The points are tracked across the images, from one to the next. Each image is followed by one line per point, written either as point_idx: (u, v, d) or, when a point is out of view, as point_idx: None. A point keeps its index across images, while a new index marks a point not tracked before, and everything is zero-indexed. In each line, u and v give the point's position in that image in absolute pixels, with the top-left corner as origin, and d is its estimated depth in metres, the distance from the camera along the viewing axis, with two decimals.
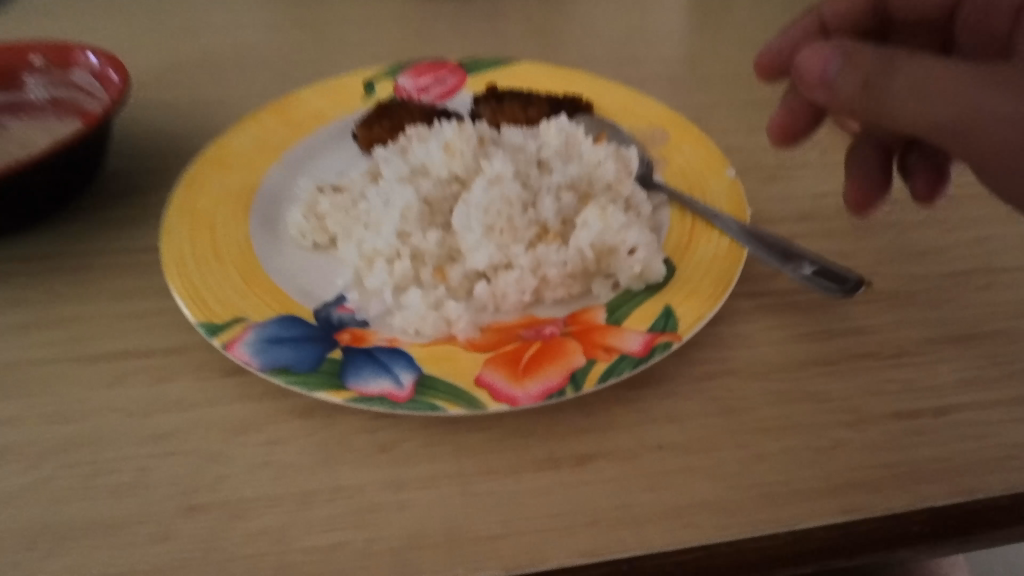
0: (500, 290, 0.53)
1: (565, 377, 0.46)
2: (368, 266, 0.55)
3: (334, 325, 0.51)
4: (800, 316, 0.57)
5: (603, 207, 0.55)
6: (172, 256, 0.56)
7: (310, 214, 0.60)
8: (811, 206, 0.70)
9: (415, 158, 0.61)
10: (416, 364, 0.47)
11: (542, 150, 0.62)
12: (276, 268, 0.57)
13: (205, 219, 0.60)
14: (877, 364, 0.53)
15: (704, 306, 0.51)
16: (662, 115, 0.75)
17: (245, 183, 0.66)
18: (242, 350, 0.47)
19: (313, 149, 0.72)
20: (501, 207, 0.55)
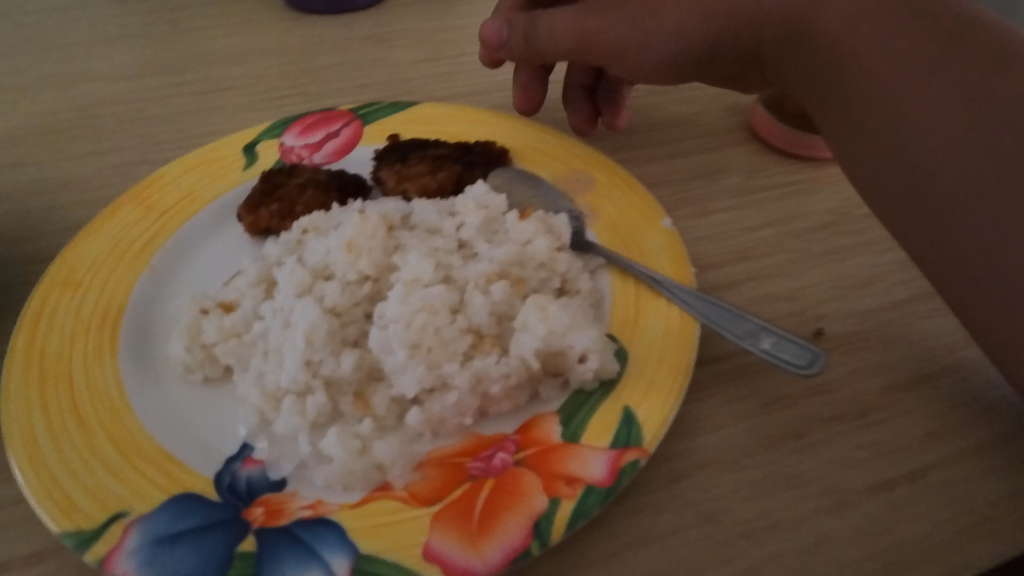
0: (436, 415, 0.46)
1: (528, 531, 0.39)
2: (274, 406, 0.47)
3: (242, 498, 0.42)
4: (760, 382, 0.53)
5: (545, 305, 0.48)
6: (16, 430, 0.44)
7: (193, 344, 0.50)
8: (747, 242, 0.67)
9: (314, 258, 0.53)
10: (349, 539, 0.39)
11: (461, 231, 0.55)
12: (156, 417, 0.47)
13: (59, 365, 0.49)
14: (843, 428, 0.51)
15: (664, 404, 0.46)
16: (585, 158, 0.69)
17: (106, 304, 0.54)
18: (126, 565, 0.37)
19: (189, 245, 0.61)
20: (425, 317, 0.47)
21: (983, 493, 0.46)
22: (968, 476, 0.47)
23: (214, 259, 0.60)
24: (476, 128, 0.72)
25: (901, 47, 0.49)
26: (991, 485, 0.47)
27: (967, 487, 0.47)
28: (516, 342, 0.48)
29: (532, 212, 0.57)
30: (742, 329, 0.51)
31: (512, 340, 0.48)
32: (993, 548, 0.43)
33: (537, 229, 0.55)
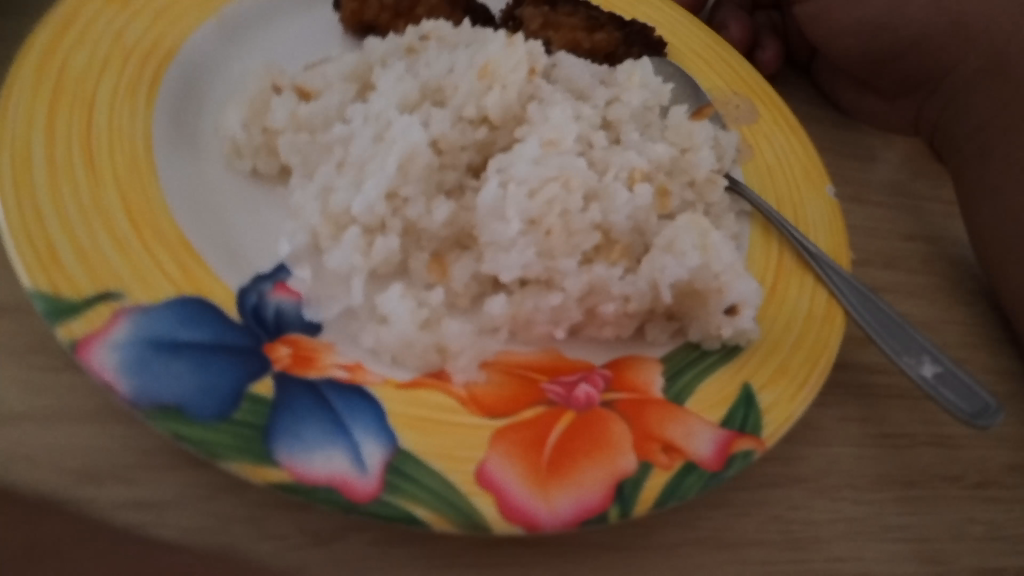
0: (524, 313, 0.37)
1: (608, 491, 0.31)
2: (333, 234, 0.37)
3: (267, 328, 0.33)
4: (883, 409, 0.44)
5: (707, 230, 0.39)
6: (9, 144, 0.33)
7: (253, 124, 0.39)
8: (902, 247, 0.56)
9: (429, 72, 0.41)
10: (388, 425, 0.30)
11: (612, 107, 0.43)
12: (185, 198, 0.36)
13: (80, 85, 0.37)
14: (963, 494, 0.42)
15: (796, 396, 0.37)
16: (755, 84, 0.56)
17: (154, 36, 0.42)
18: (105, 359, 0.28)
19: (272, 6, 0.48)
20: (556, 189, 0.38)
21: None
22: None
23: (297, 37, 0.48)
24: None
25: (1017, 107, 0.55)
26: None
27: None
28: (655, 261, 0.38)
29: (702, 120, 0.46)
30: (901, 343, 0.41)
31: (647, 257, 0.38)
32: None
33: (705, 139, 0.44)
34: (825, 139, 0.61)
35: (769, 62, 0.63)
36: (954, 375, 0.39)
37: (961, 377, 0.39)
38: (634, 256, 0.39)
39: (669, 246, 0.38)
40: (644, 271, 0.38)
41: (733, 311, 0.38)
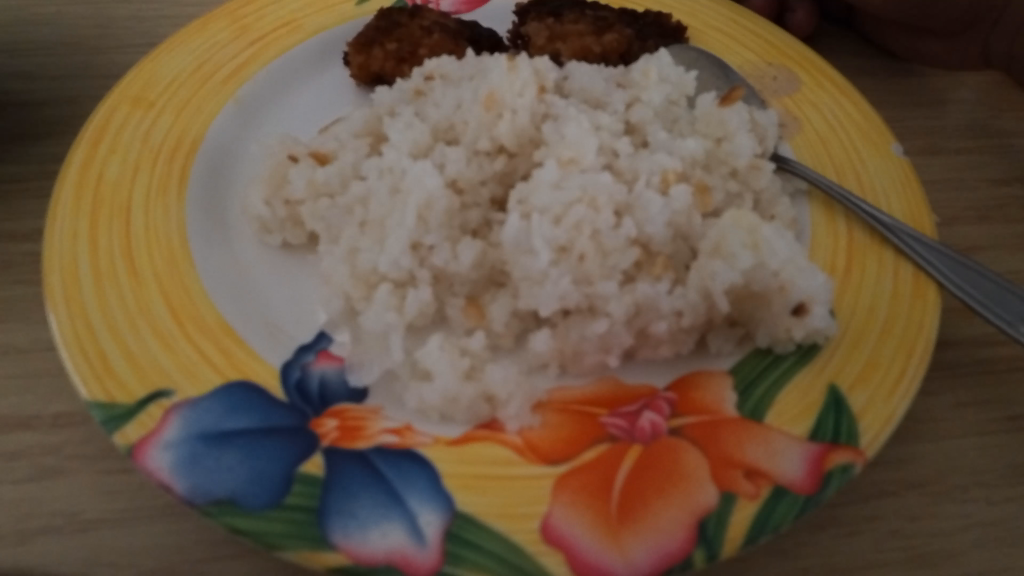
0: (572, 345, 0.35)
1: (689, 530, 0.28)
2: (365, 294, 0.37)
3: (312, 402, 0.32)
4: (1003, 389, 0.38)
5: (755, 223, 0.35)
6: (57, 263, 0.35)
7: (276, 198, 0.40)
8: (995, 197, 0.49)
9: (438, 113, 0.40)
10: (443, 490, 0.29)
11: (632, 110, 0.41)
12: (222, 282, 0.37)
13: (116, 194, 0.39)
14: None
15: (894, 394, 0.32)
16: (789, 51, 0.52)
17: (179, 132, 0.43)
18: (159, 460, 0.28)
19: (286, 78, 0.49)
20: (582, 211, 0.35)
21: None
22: None
23: (314, 102, 0.49)
24: None
25: None
26: None
27: None
28: (704, 268, 0.35)
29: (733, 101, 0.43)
30: (1009, 308, 0.36)
31: (695, 264, 0.35)
32: None
33: (741, 123, 0.41)
34: (880, 93, 0.55)
35: (801, 23, 0.59)
36: None
37: None
38: (677, 263, 0.37)
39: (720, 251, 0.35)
40: (694, 280, 0.35)
41: (802, 311, 0.34)
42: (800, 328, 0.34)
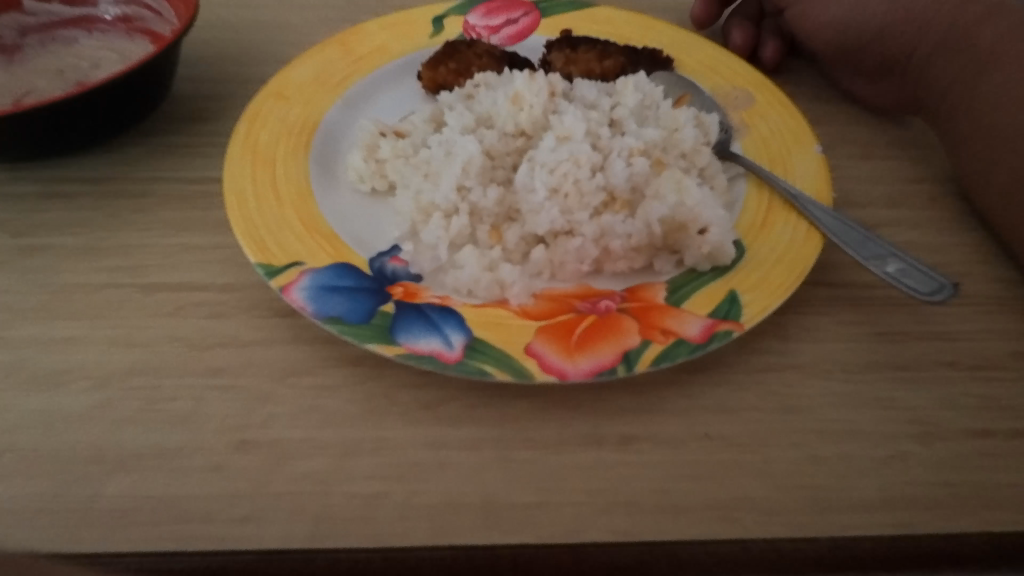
0: (558, 257, 0.52)
1: (618, 355, 0.44)
2: (424, 219, 0.55)
3: (387, 279, 0.50)
4: (874, 313, 0.53)
5: (680, 180, 0.53)
6: (232, 189, 0.55)
7: (369, 158, 0.59)
8: (906, 190, 0.63)
9: (481, 107, 0.60)
10: (467, 326, 0.46)
11: (615, 110, 0.58)
12: (333, 209, 0.56)
13: (266, 151, 0.59)
14: (953, 374, 0.49)
15: (773, 295, 0.48)
16: (748, 78, 0.69)
17: (305, 118, 0.64)
18: (298, 295, 0.47)
19: (376, 85, 0.69)
20: (569, 166, 0.53)
21: None
22: None
23: (395, 102, 0.69)
24: (645, 35, 0.75)
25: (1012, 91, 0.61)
26: None
27: None
28: (646, 206, 0.52)
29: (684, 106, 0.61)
30: (869, 251, 0.52)
31: (643, 206, 0.53)
32: None
33: (689, 120, 0.58)
34: (825, 114, 0.72)
35: (772, 57, 0.76)
36: (912, 266, 0.50)
37: (917, 267, 0.49)
38: (633, 207, 0.54)
39: (653, 193, 0.53)
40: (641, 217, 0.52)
41: (703, 233, 0.50)
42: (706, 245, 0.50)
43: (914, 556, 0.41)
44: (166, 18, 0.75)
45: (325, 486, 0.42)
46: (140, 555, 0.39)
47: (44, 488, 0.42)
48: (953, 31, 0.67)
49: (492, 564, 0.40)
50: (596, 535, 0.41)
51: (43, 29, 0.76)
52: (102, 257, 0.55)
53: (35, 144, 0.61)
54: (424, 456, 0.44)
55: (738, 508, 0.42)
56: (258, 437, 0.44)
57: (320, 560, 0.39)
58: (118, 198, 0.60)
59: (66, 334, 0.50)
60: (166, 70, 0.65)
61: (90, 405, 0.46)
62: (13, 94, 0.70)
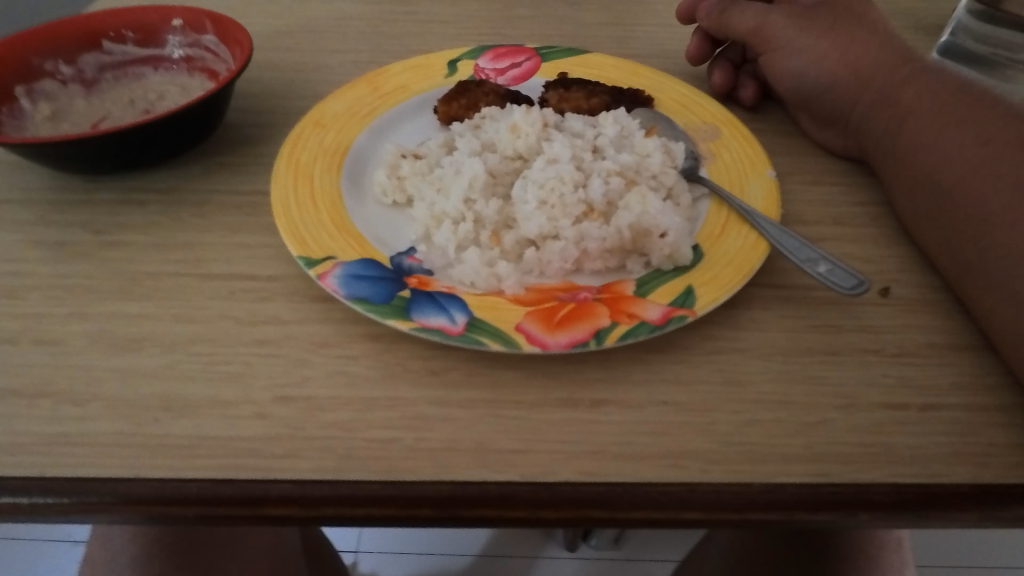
0: (546, 257, 0.62)
1: (590, 332, 0.54)
2: (436, 224, 0.66)
3: (404, 271, 0.61)
4: (813, 309, 0.62)
5: (646, 195, 0.65)
6: (277, 197, 0.67)
7: (392, 175, 0.70)
8: (849, 211, 0.74)
9: (487, 135, 0.74)
10: (469, 308, 0.57)
11: (597, 139, 0.73)
12: (360, 216, 0.67)
13: (306, 168, 0.71)
14: (876, 359, 0.59)
15: (721, 288, 0.58)
16: (717, 115, 0.80)
17: (339, 142, 0.76)
18: (332, 281, 0.58)
19: (398, 115, 0.82)
20: (556, 183, 0.66)
21: (984, 437, 0.53)
22: (976, 422, 0.54)
23: (414, 131, 0.82)
24: (631, 76, 0.88)
25: (936, 142, 0.69)
26: (995, 433, 0.53)
27: (971, 428, 0.53)
28: (618, 216, 0.64)
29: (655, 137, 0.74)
30: (805, 255, 0.62)
31: (615, 215, 0.65)
32: (973, 474, 0.51)
33: (656, 149, 0.72)
34: (784, 147, 0.83)
35: (751, 96, 0.88)
36: (838, 266, 0.60)
37: (843, 268, 0.60)
38: (608, 217, 0.66)
39: (623, 206, 0.65)
40: (614, 225, 0.64)
41: (663, 236, 0.62)
42: (666, 247, 0.61)
43: (834, 500, 0.49)
44: (223, 59, 0.87)
45: (348, 431, 0.52)
46: (201, 482, 0.48)
47: (123, 426, 0.52)
48: (890, 85, 0.76)
49: (483, 497, 0.48)
50: (568, 474, 0.50)
51: (119, 66, 0.89)
52: (169, 252, 0.67)
53: (115, 160, 0.73)
54: (430, 411, 0.53)
55: (686, 457, 0.51)
56: (296, 392, 0.54)
57: (343, 487, 0.48)
58: (182, 207, 0.73)
59: (140, 310, 0.61)
60: (222, 100, 0.76)
61: (160, 365, 0.56)
62: (92, 119, 0.84)
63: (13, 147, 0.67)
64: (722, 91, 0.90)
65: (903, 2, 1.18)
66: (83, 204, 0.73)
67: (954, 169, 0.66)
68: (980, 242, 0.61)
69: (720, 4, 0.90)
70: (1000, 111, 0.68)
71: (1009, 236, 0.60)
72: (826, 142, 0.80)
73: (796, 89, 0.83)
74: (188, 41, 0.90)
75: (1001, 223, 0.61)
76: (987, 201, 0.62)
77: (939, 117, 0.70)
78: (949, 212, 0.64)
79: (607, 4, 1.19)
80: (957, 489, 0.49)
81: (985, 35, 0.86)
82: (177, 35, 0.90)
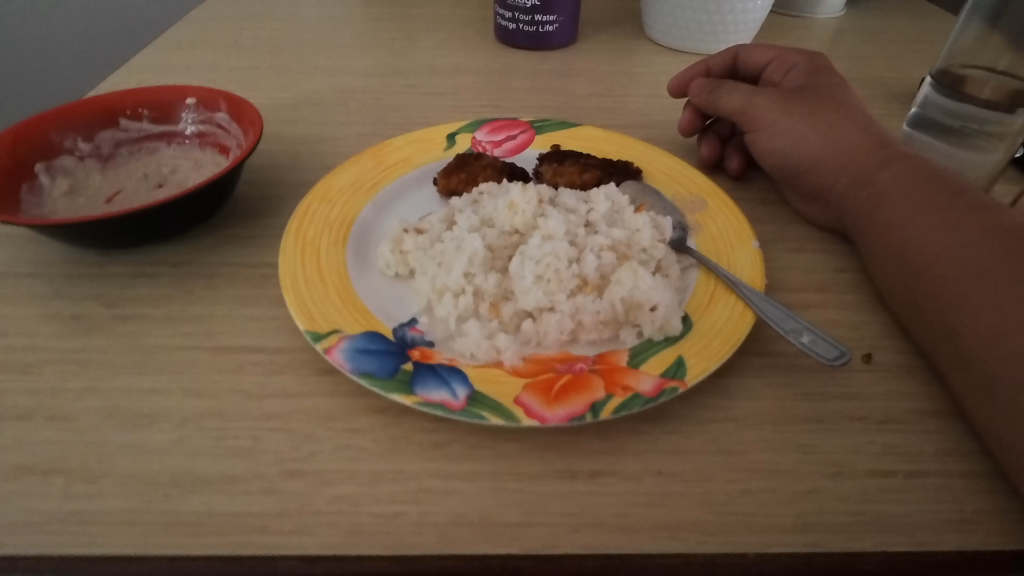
0: (543, 329, 0.65)
1: (586, 405, 0.56)
2: (438, 297, 0.70)
3: (408, 343, 0.64)
4: (800, 377, 0.65)
5: (637, 269, 0.69)
6: (286, 271, 0.70)
7: (395, 249, 0.74)
8: (830, 278, 0.78)
9: (486, 211, 0.78)
10: (470, 381, 0.59)
11: (591, 214, 0.78)
12: (365, 289, 0.71)
13: (313, 243, 0.75)
14: (862, 427, 0.61)
15: (711, 359, 0.61)
16: (703, 186, 0.85)
17: (344, 216, 0.80)
18: (338, 355, 0.60)
19: (401, 189, 0.87)
20: (552, 258, 0.70)
21: (968, 504, 0.55)
22: (959, 488, 0.56)
23: (416, 203, 0.86)
24: (621, 149, 0.93)
25: (910, 221, 0.71)
26: (978, 500, 0.55)
27: (955, 495, 0.56)
28: (611, 290, 0.68)
29: (645, 211, 0.78)
30: (790, 326, 0.65)
31: (608, 289, 0.69)
32: (959, 541, 0.52)
33: (646, 223, 0.76)
34: (766, 217, 0.88)
35: (735, 167, 0.94)
36: (822, 336, 0.63)
37: (826, 338, 0.63)
38: (601, 290, 0.70)
39: (615, 280, 0.69)
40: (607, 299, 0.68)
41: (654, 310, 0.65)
42: (658, 320, 0.65)
43: (826, 570, 0.50)
44: (235, 135, 0.91)
45: (354, 507, 0.53)
46: (208, 560, 0.49)
47: (133, 503, 0.53)
48: (867, 168, 0.79)
49: (486, 571, 0.49)
50: (569, 547, 0.51)
51: (133, 141, 0.94)
52: (180, 325, 0.70)
53: (129, 236, 0.76)
54: (433, 484, 0.55)
55: (683, 528, 0.53)
56: (303, 467, 0.56)
57: (349, 564, 0.49)
58: (193, 279, 0.76)
59: (152, 384, 0.63)
60: (234, 178, 0.81)
61: (170, 440, 0.58)
62: (107, 193, 0.88)
63: (34, 228, 0.70)
64: (711, 163, 0.96)
65: (874, 73, 1.26)
66: (97, 278, 0.76)
67: (925, 250, 0.68)
68: (950, 322, 0.63)
69: (709, 84, 0.97)
70: (973, 196, 0.71)
71: (975, 317, 0.61)
72: (810, 216, 0.85)
73: (780, 166, 0.88)
74: (201, 119, 0.95)
75: (967, 305, 0.62)
76: (954, 282, 0.64)
77: (914, 199, 0.73)
78: (922, 291, 0.67)
79: (597, 76, 1.26)
80: (944, 557, 0.51)
81: (952, 110, 0.92)
82: (191, 112, 0.94)
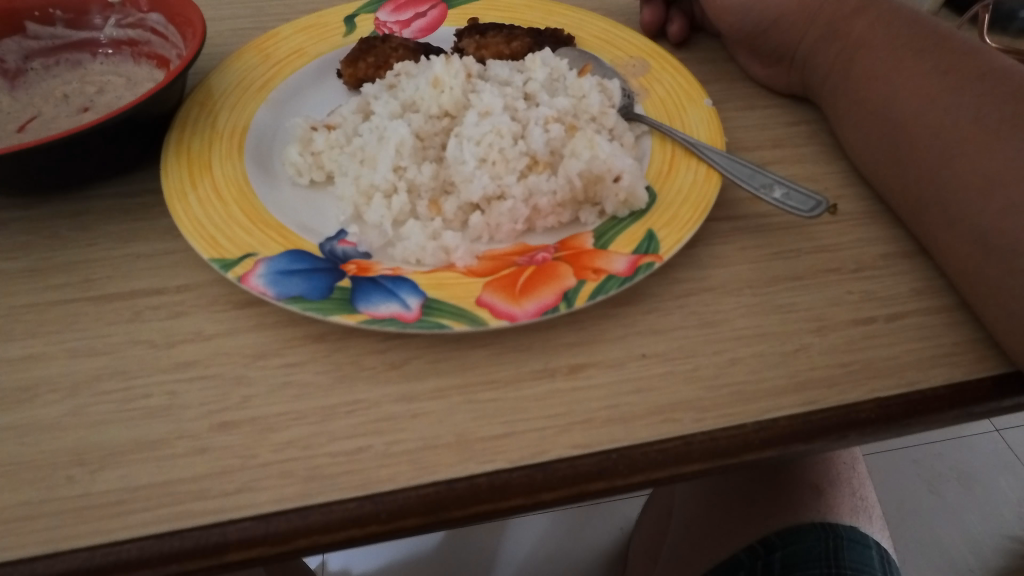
0: (494, 221, 0.58)
1: (558, 295, 0.50)
2: (366, 201, 0.60)
3: (339, 258, 0.54)
4: (772, 237, 0.61)
5: (591, 139, 0.61)
6: (173, 193, 0.57)
7: (305, 152, 0.63)
8: (784, 131, 0.72)
9: (406, 95, 0.67)
10: (420, 290, 0.51)
11: (528, 85, 0.69)
12: (275, 203, 0.59)
13: (201, 157, 0.62)
14: (839, 278, 0.58)
15: (683, 228, 0.55)
16: (641, 47, 0.76)
17: (236, 121, 0.66)
18: (257, 282, 0.50)
19: (300, 85, 0.73)
20: (492, 137, 0.62)
21: (948, 337, 0.53)
22: (939, 323, 0.54)
23: (322, 99, 0.73)
24: (547, 15, 0.82)
25: (887, 71, 0.66)
26: (958, 331, 0.54)
27: (936, 331, 0.54)
28: (567, 165, 0.60)
29: (589, 76, 0.70)
30: (759, 182, 0.60)
31: (561, 164, 0.61)
32: (945, 375, 0.51)
33: (592, 88, 0.68)
34: (712, 74, 0.80)
35: (677, 32, 0.82)
36: (794, 188, 0.58)
37: (799, 190, 0.58)
38: (554, 167, 0.62)
39: (569, 153, 0.61)
40: (563, 176, 0.60)
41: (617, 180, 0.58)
42: (622, 191, 0.58)
43: (824, 426, 0.48)
44: (174, 43, 0.72)
45: (308, 450, 0.45)
46: (139, 540, 0.41)
47: (30, 493, 0.43)
48: (835, 18, 0.72)
49: (473, 492, 0.44)
50: (559, 450, 0.46)
51: (48, 52, 0.73)
52: (50, 276, 0.56)
53: (32, 184, 0.58)
54: (396, 409, 0.48)
55: (676, 409, 0.49)
56: (237, 417, 0.47)
57: (314, 513, 0.43)
58: (55, 220, 0.61)
59: (25, 351, 0.51)
60: (169, 96, 0.62)
61: (63, 413, 0.47)
62: (20, 121, 0.68)
63: None
64: (654, 30, 0.84)
65: None
66: None
67: (906, 98, 0.63)
68: (937, 174, 0.58)
69: None
70: (956, 43, 0.65)
71: (967, 167, 0.57)
72: (768, 78, 0.76)
73: (737, 19, 0.77)
74: (129, 21, 0.74)
75: (958, 157, 0.57)
76: (943, 134, 0.59)
77: (891, 50, 0.67)
78: (906, 146, 0.62)
79: None
80: (933, 393, 0.50)
81: None
82: (114, 14, 0.74)
